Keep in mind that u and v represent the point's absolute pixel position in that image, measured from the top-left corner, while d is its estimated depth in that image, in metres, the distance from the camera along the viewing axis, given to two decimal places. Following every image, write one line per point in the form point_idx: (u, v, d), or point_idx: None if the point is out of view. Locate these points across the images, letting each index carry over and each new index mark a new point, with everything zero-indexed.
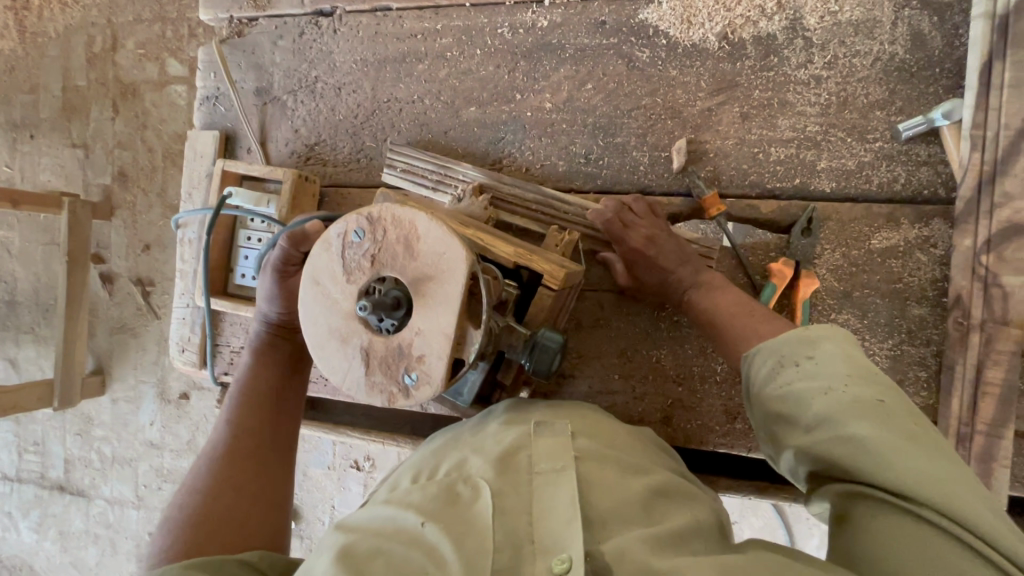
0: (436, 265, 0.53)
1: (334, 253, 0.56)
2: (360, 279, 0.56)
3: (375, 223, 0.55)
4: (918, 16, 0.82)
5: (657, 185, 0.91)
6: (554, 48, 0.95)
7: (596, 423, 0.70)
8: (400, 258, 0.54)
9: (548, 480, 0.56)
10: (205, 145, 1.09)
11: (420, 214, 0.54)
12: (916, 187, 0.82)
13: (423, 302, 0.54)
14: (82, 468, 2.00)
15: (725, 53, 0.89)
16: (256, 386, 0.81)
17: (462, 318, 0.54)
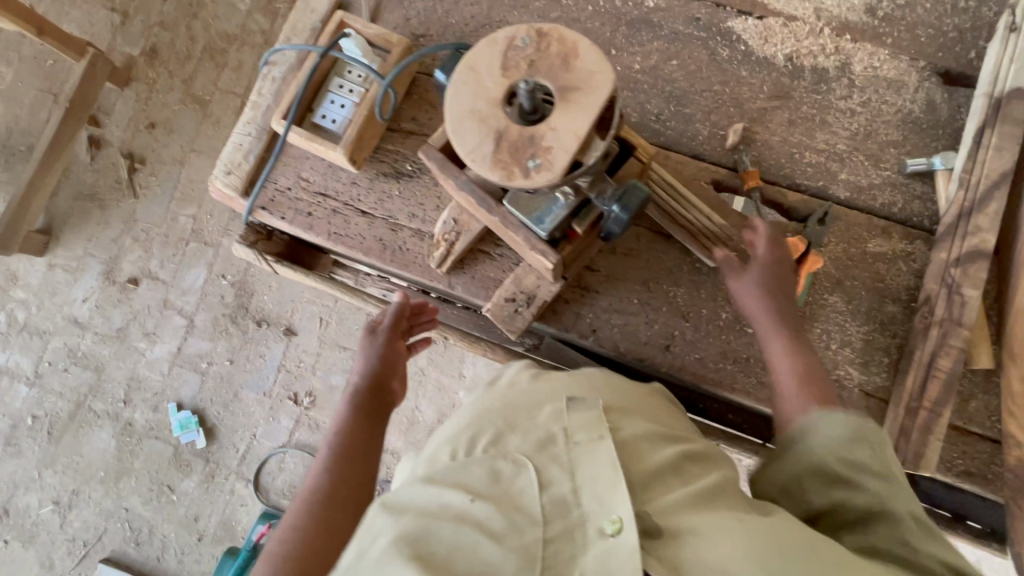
0: (585, 80, 0.65)
1: (497, 50, 0.67)
2: (514, 76, 0.66)
3: (541, 38, 0.67)
4: (934, 89, 1.05)
5: (709, 155, 1.07)
6: (653, 25, 1.12)
7: (621, 397, 0.82)
8: (556, 66, 0.65)
9: (588, 449, 0.67)
10: (319, 3, 1.16)
11: (583, 39, 0.65)
12: (907, 213, 1.02)
13: (565, 106, 0.64)
14: (73, 329, 2.29)
15: (788, 71, 1.08)
16: (353, 432, 0.92)
17: (591, 130, 0.64)
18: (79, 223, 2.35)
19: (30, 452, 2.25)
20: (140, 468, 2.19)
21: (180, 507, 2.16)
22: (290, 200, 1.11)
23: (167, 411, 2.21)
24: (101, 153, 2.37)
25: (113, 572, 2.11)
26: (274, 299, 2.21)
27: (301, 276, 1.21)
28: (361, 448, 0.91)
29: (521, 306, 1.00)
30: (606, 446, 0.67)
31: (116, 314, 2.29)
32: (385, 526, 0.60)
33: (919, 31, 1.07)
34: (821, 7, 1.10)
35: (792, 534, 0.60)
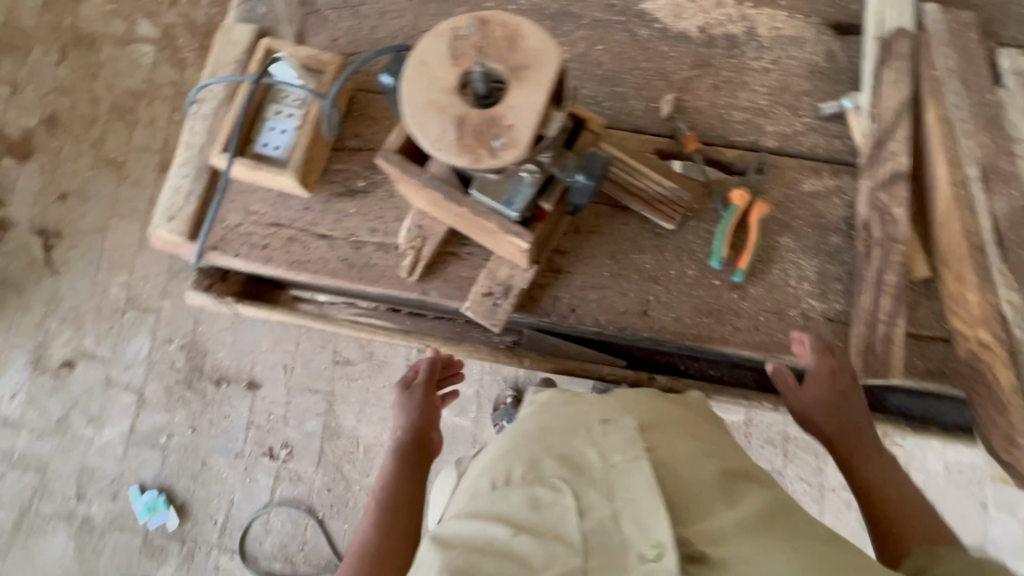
0: (534, 57, 0.67)
1: (443, 41, 0.68)
2: (465, 63, 0.67)
3: (484, 24, 0.69)
4: (831, 41, 1.16)
5: (648, 127, 1.13)
6: (573, 16, 1.18)
7: (660, 415, 0.87)
8: (504, 48, 0.67)
9: (627, 469, 0.72)
10: (240, 36, 1.14)
11: (524, 20, 0.68)
12: (831, 152, 1.11)
13: (521, 84, 0.66)
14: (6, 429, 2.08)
15: (703, 41, 1.16)
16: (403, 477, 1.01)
17: (548, 104, 0.67)
18: None
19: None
20: (108, 565, 1.99)
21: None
22: (243, 236, 1.07)
23: (129, 497, 2.03)
24: (10, 235, 2.18)
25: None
26: (230, 355, 2.10)
27: (262, 312, 1.15)
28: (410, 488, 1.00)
29: (500, 298, 1.00)
30: (647, 466, 0.71)
31: (53, 404, 2.09)
32: (434, 563, 0.64)
33: None
34: None
35: (826, 551, 0.65)
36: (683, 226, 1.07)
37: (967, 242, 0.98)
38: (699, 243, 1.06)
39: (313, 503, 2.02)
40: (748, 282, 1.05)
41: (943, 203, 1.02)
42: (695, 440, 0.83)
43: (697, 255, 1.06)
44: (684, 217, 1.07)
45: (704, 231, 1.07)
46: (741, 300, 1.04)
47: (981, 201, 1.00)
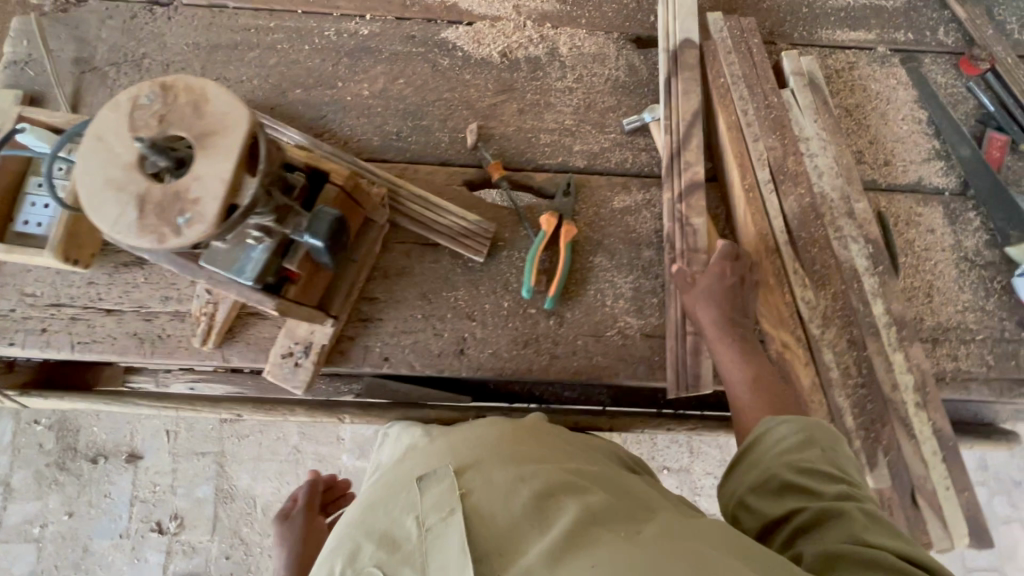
0: (222, 122, 0.62)
1: (119, 112, 0.62)
2: (144, 133, 0.62)
3: (167, 90, 0.63)
4: (632, 54, 1.17)
5: (455, 159, 1.10)
6: (372, 51, 1.14)
7: (496, 440, 0.73)
8: (186, 115, 0.62)
9: (439, 534, 0.60)
10: (3, 105, 1.06)
11: (210, 83, 0.63)
12: (639, 166, 1.12)
13: (204, 152, 0.61)
14: None
15: (506, 66, 1.15)
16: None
17: (240, 171, 0.62)
18: None
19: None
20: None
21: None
22: (16, 322, 0.98)
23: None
24: None
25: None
26: (105, 428, 1.95)
27: (59, 399, 1.04)
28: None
29: (301, 358, 0.95)
30: (455, 527, 0.59)
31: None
32: None
33: (605, 7, 1.19)
34: (519, 3, 1.18)
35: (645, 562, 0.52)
36: (495, 257, 1.05)
37: (763, 245, 1.00)
38: (512, 273, 1.04)
39: (211, 573, 1.90)
40: (564, 307, 1.03)
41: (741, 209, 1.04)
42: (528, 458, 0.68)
43: (510, 286, 1.03)
44: (496, 249, 1.05)
45: (517, 260, 1.05)
46: (559, 326, 1.03)
47: (772, 204, 1.02)
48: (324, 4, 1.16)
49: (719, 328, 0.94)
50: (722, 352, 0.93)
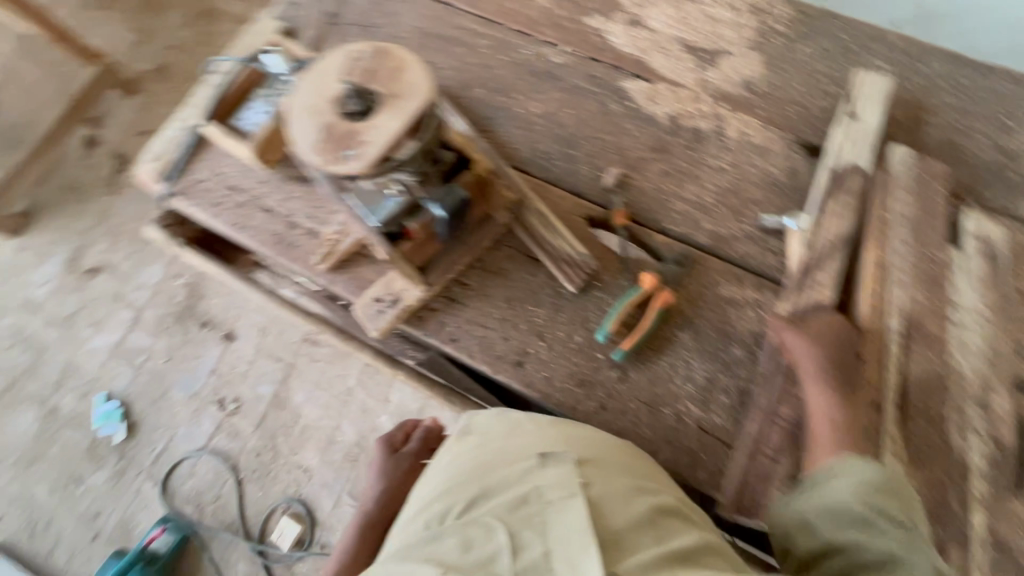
0: (409, 89, 0.74)
1: (343, 59, 0.77)
2: (352, 79, 0.76)
3: (382, 54, 0.77)
4: (798, 159, 1.15)
5: (588, 193, 1.16)
6: (555, 77, 1.25)
7: (601, 448, 0.84)
8: (387, 76, 0.75)
9: (559, 509, 0.74)
10: (266, 29, 1.32)
11: (414, 58, 0.76)
12: (762, 264, 1.08)
13: (387, 108, 0.73)
14: (22, 307, 2.36)
15: (669, 129, 1.19)
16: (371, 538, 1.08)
17: (405, 132, 0.73)
18: (55, 210, 2.47)
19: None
20: (53, 455, 2.17)
21: (85, 501, 2.11)
22: (204, 190, 1.20)
23: (94, 401, 2.21)
24: (93, 151, 2.53)
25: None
26: (221, 304, 2.27)
27: (204, 262, 1.26)
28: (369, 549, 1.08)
29: (386, 307, 1.05)
30: (575, 508, 0.73)
31: (69, 300, 2.35)
32: None
33: (789, 107, 1.19)
34: (705, 78, 1.22)
35: None
36: (585, 293, 1.08)
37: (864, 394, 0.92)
38: (595, 314, 1.06)
39: (238, 462, 2.11)
40: (631, 365, 1.03)
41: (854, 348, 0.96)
42: (635, 476, 0.81)
43: (588, 325, 1.06)
44: (590, 285, 1.08)
45: (605, 304, 1.07)
46: (618, 380, 1.02)
47: (892, 357, 0.93)
48: (532, 28, 1.30)
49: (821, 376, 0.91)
50: (821, 436, 0.89)
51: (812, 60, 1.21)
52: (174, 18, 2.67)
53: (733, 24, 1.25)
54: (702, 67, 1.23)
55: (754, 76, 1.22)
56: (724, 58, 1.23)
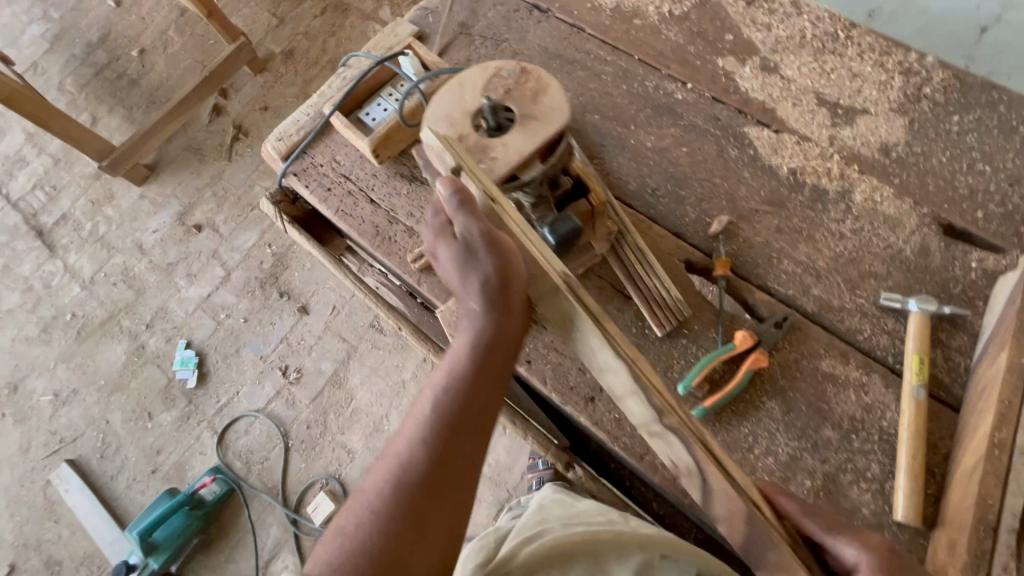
0: (546, 112, 0.74)
1: (485, 74, 0.79)
2: (491, 96, 0.77)
3: (524, 74, 0.78)
4: (931, 237, 1.05)
5: (690, 236, 1.11)
6: (674, 113, 1.22)
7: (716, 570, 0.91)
8: (525, 98, 0.76)
9: None
10: (401, 30, 1.37)
11: (555, 83, 0.76)
12: (872, 344, 1.00)
13: (520, 130, 0.74)
14: (131, 248, 2.60)
15: (789, 183, 1.13)
16: (463, 408, 0.73)
17: (534, 155, 0.74)
18: (178, 167, 2.72)
19: (54, 344, 2.47)
20: (133, 388, 2.36)
21: (151, 436, 2.28)
22: (319, 174, 1.27)
23: (177, 346, 2.39)
24: (218, 119, 2.77)
25: (70, 475, 2.22)
26: (302, 278, 2.40)
27: (304, 241, 1.33)
28: (457, 428, 0.72)
29: None
30: None
31: (173, 250, 2.57)
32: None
33: (929, 179, 1.09)
34: (837, 135, 1.15)
35: None
36: (672, 339, 1.04)
37: (976, 514, 0.81)
38: (679, 363, 1.02)
39: (290, 429, 2.20)
40: (709, 424, 0.97)
41: (971, 460, 0.86)
42: None
43: (669, 373, 1.02)
44: (678, 332, 1.04)
45: (690, 355, 1.03)
46: None
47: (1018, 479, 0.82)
48: (658, 60, 1.28)
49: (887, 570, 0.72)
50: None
51: (964, 132, 1.11)
52: (309, 9, 2.88)
53: (878, 83, 1.17)
54: (835, 123, 1.16)
55: (894, 140, 1.12)
56: (862, 117, 1.15)
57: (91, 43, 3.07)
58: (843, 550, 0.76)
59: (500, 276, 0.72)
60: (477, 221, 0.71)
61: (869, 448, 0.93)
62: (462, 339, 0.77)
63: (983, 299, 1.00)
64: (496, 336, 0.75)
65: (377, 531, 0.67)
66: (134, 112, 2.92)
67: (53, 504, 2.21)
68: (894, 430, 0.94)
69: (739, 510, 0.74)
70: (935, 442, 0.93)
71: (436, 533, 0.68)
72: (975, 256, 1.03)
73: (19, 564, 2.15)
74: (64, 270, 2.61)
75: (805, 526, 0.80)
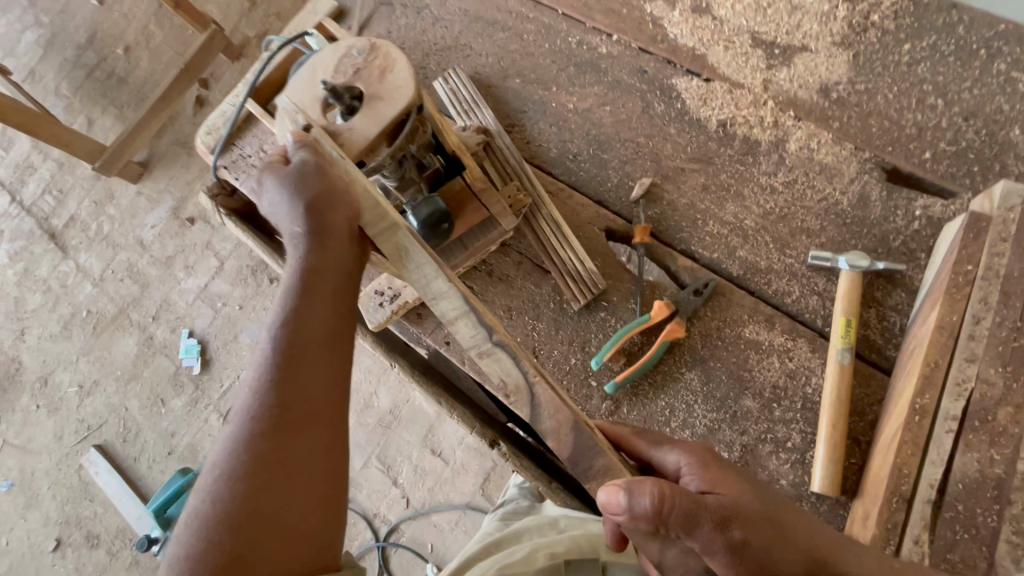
0: (390, 93, 0.74)
1: (337, 55, 0.78)
2: (339, 78, 0.77)
3: (373, 51, 0.77)
4: (871, 184, 0.96)
5: (611, 202, 1.06)
6: (598, 70, 1.14)
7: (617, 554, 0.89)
8: (373, 76, 0.75)
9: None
10: (321, 5, 1.29)
11: (401, 58, 0.75)
12: (800, 307, 0.93)
13: (368, 111, 0.74)
14: (122, 242, 2.63)
15: (717, 136, 1.05)
16: (297, 337, 0.66)
17: (380, 138, 0.74)
18: (172, 161, 2.66)
19: (75, 340, 2.59)
20: (145, 378, 2.49)
21: (165, 421, 2.43)
22: (246, 165, 1.26)
23: (178, 336, 2.50)
24: (202, 111, 2.64)
25: (97, 459, 2.40)
26: None
27: (241, 233, 1.32)
28: (294, 358, 0.65)
29: (386, 302, 1.05)
30: None
31: (170, 244, 2.60)
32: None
33: (872, 120, 0.98)
34: (772, 80, 1.05)
35: None
36: (590, 312, 1.00)
37: (890, 485, 0.76)
38: (596, 338, 0.99)
39: None
40: (624, 398, 0.95)
41: (894, 427, 0.79)
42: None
43: (586, 348, 0.99)
44: (596, 305, 1.00)
45: (608, 328, 0.99)
46: (608, 412, 0.95)
47: (938, 446, 0.76)
48: (582, 12, 1.18)
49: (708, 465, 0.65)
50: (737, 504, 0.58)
51: (915, 63, 0.99)
52: None
53: (821, 15, 1.05)
54: (771, 65, 1.05)
55: (835, 79, 1.02)
56: (801, 56, 1.04)
57: (81, 45, 2.74)
58: (667, 460, 0.68)
59: (324, 202, 0.70)
60: (302, 157, 0.72)
61: (791, 417, 0.89)
62: (290, 271, 0.71)
63: (925, 251, 0.91)
64: (327, 258, 0.70)
65: (229, 492, 0.60)
66: (125, 111, 2.69)
67: (86, 485, 2.40)
68: (818, 396, 0.88)
69: (564, 419, 0.64)
70: (862, 409, 0.87)
71: (296, 473, 0.62)
72: (920, 203, 0.93)
73: (63, 539, 2.36)
74: (75, 270, 2.65)
75: (634, 444, 0.72)
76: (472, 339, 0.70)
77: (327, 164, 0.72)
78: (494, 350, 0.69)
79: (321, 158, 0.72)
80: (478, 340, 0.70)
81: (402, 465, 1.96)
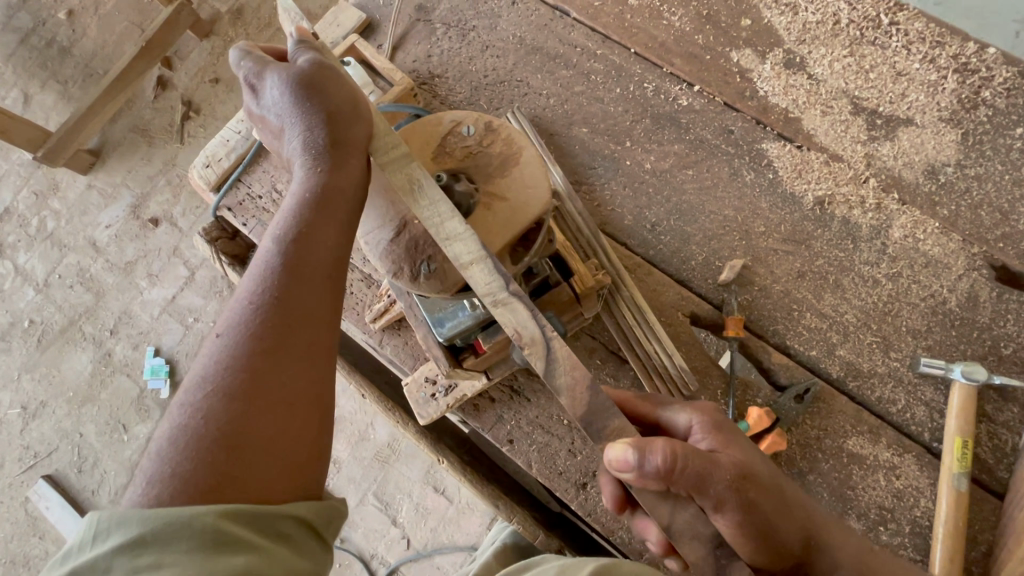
0: (524, 196, 0.62)
1: (441, 131, 0.66)
2: (445, 165, 0.65)
3: (488, 131, 0.66)
4: (981, 283, 0.89)
5: (695, 283, 0.95)
6: (679, 125, 1.01)
7: None
8: (491, 165, 0.64)
9: None
10: (347, 19, 1.12)
11: (528, 147, 0.64)
12: (906, 418, 0.86)
13: (485, 211, 0.62)
14: (16, 225, 2.01)
15: (814, 215, 0.95)
16: (305, 250, 0.57)
17: (507, 245, 0.62)
18: (126, 154, 1.99)
19: (15, 353, 1.95)
20: (104, 400, 1.88)
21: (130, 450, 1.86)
22: (256, 208, 1.06)
23: (144, 354, 1.88)
24: (165, 96, 1.98)
25: (48, 491, 1.82)
26: None
27: None
28: (301, 279, 0.56)
29: (439, 393, 0.90)
30: None
31: (129, 247, 1.94)
32: None
33: (982, 211, 0.91)
34: (873, 154, 0.95)
35: None
36: None
37: None
38: None
39: None
40: None
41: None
42: None
43: None
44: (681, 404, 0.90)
45: None
46: None
47: None
48: (659, 53, 1.04)
49: (717, 432, 0.62)
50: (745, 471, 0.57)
51: None
52: None
53: (927, 85, 0.96)
54: (872, 138, 0.96)
55: (942, 160, 0.93)
56: (906, 129, 0.95)
57: (13, 4, 2.11)
58: (676, 421, 0.66)
59: (335, 112, 0.60)
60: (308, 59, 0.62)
61: (899, 543, 0.82)
62: (295, 188, 0.60)
63: None
64: (340, 176, 0.59)
65: (213, 416, 0.50)
66: (71, 88, 2.06)
67: (35, 519, 1.83)
68: (928, 521, 0.82)
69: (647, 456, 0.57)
70: (974, 536, 0.82)
71: (292, 410, 0.52)
72: None
73: None
74: (15, 272, 1.99)
75: (639, 407, 0.69)
76: (486, 286, 0.55)
77: (337, 72, 0.63)
78: (510, 300, 0.55)
79: (328, 64, 0.63)
80: (493, 288, 0.55)
81: (402, 502, 1.57)
